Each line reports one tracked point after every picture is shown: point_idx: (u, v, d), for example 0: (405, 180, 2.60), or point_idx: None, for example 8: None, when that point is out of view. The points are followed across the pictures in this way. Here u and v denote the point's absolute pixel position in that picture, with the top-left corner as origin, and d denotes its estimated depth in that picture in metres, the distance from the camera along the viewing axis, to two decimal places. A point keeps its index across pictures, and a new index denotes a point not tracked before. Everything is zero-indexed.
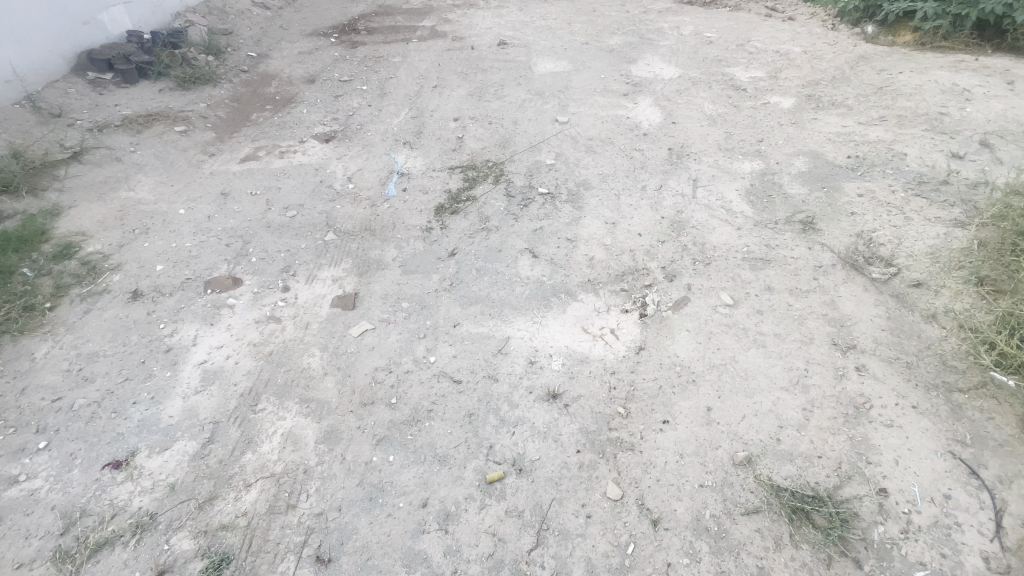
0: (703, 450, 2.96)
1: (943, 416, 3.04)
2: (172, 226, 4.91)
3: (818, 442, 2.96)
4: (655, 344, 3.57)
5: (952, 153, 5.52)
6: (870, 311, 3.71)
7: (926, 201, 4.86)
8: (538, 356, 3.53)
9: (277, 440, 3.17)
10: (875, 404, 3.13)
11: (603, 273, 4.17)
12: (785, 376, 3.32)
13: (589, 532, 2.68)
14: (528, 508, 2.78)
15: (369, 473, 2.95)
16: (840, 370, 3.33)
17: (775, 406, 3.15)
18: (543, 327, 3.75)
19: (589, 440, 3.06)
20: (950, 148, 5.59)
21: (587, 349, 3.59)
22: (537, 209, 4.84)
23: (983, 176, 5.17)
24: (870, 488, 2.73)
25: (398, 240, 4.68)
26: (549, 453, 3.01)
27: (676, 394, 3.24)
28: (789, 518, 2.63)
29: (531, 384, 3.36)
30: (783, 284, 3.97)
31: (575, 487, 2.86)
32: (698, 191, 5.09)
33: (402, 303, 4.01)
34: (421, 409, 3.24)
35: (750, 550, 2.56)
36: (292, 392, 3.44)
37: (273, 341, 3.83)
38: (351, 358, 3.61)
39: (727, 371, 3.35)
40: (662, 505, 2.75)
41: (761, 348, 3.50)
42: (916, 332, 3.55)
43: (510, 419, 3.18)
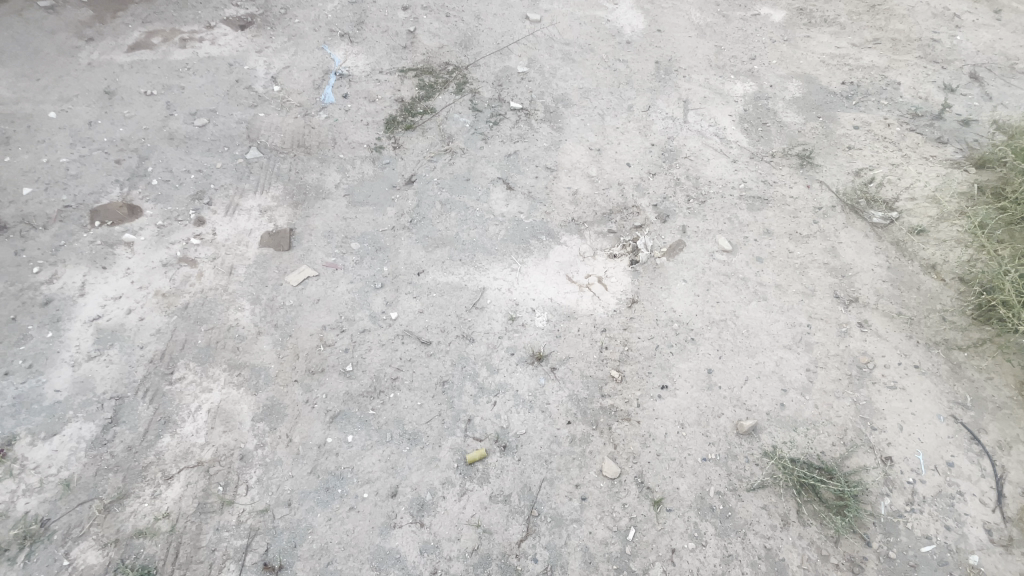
0: (706, 418, 2.67)
1: (943, 376, 2.93)
2: (38, 135, 3.78)
3: (822, 407, 2.75)
4: (649, 296, 3.17)
5: (944, 85, 5.19)
6: (871, 260, 3.47)
7: (921, 138, 4.60)
8: (519, 312, 3.04)
9: (202, 419, 2.58)
10: (878, 364, 2.94)
11: (588, 211, 3.63)
12: (788, 333, 3.04)
13: (586, 517, 2.38)
14: (515, 491, 2.43)
15: (323, 458, 2.46)
16: (843, 326, 3.09)
17: (778, 367, 2.89)
18: (524, 276, 3.23)
19: (580, 409, 2.69)
20: (942, 80, 5.25)
21: (574, 302, 3.14)
22: (510, 128, 4.12)
23: (973, 113, 4.92)
24: (876, 457, 2.59)
25: (341, 161, 3.85)
26: (537, 426, 2.62)
27: (675, 355, 2.89)
28: (797, 494, 2.45)
29: (513, 345, 2.90)
30: (782, 228, 3.62)
31: (567, 466, 2.51)
32: (689, 115, 4.49)
33: (351, 244, 3.31)
34: (383, 377, 2.72)
35: (757, 529, 2.37)
36: (219, 357, 2.79)
37: (188, 290, 3.08)
38: (292, 314, 2.96)
39: (728, 328, 3.02)
40: (664, 483, 2.47)
41: (763, 300, 3.17)
42: (916, 284, 3.38)
43: (490, 387, 2.73)
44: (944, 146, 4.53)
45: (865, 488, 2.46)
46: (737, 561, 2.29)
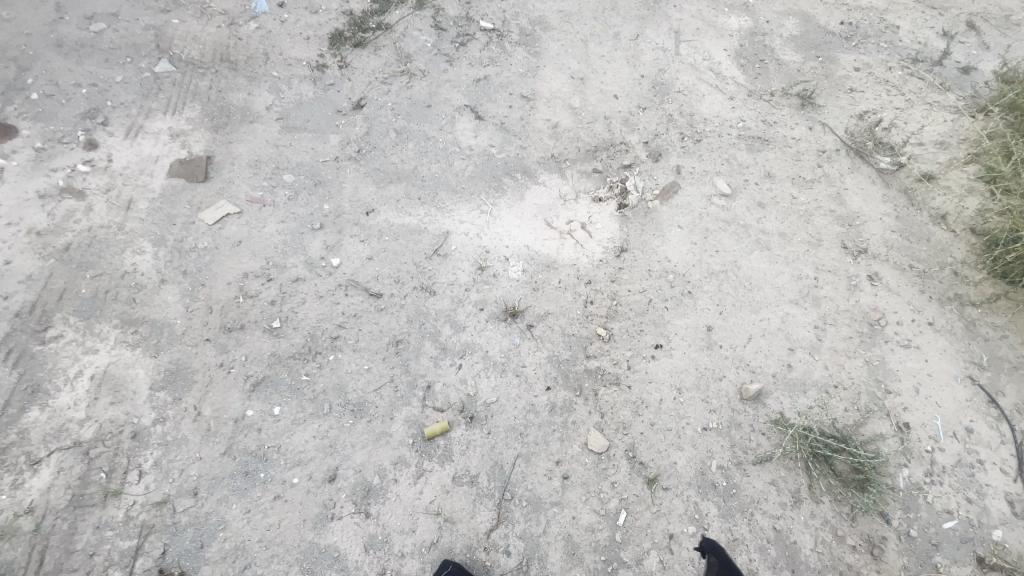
0: (705, 382, 2.30)
1: (958, 333, 2.65)
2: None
3: (833, 368, 2.43)
4: (640, 244, 2.73)
5: (942, 31, 4.75)
6: (879, 209, 3.14)
7: (922, 84, 4.26)
8: (489, 260, 2.55)
9: (83, 388, 2.01)
10: (890, 322, 2.63)
11: (570, 147, 3.13)
12: (794, 287, 2.68)
13: (567, 499, 1.98)
14: (484, 471, 2.00)
15: (242, 436, 1.96)
16: (853, 280, 2.76)
17: (784, 324, 2.54)
18: (495, 219, 2.72)
19: (562, 373, 2.27)
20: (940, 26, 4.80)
21: (555, 251, 2.68)
22: (479, 49, 3.51)
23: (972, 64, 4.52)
24: (891, 425, 2.29)
25: (274, 79, 3.19)
26: (510, 393, 2.19)
27: (670, 311, 2.49)
28: (807, 468, 2.13)
29: (481, 299, 2.42)
30: (784, 171, 3.23)
31: (546, 440, 2.10)
32: (683, 47, 3.97)
33: (283, 176, 2.72)
34: (321, 336, 2.20)
35: (766, 508, 2.04)
36: (109, 311, 2.20)
37: (72, 229, 2.43)
38: (206, 258, 2.38)
39: (730, 280, 2.63)
40: (660, 458, 2.09)
41: (766, 250, 2.80)
42: (925, 235, 3.07)
43: (454, 348, 2.27)
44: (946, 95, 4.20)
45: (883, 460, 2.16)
46: (743, 546, 1.95)
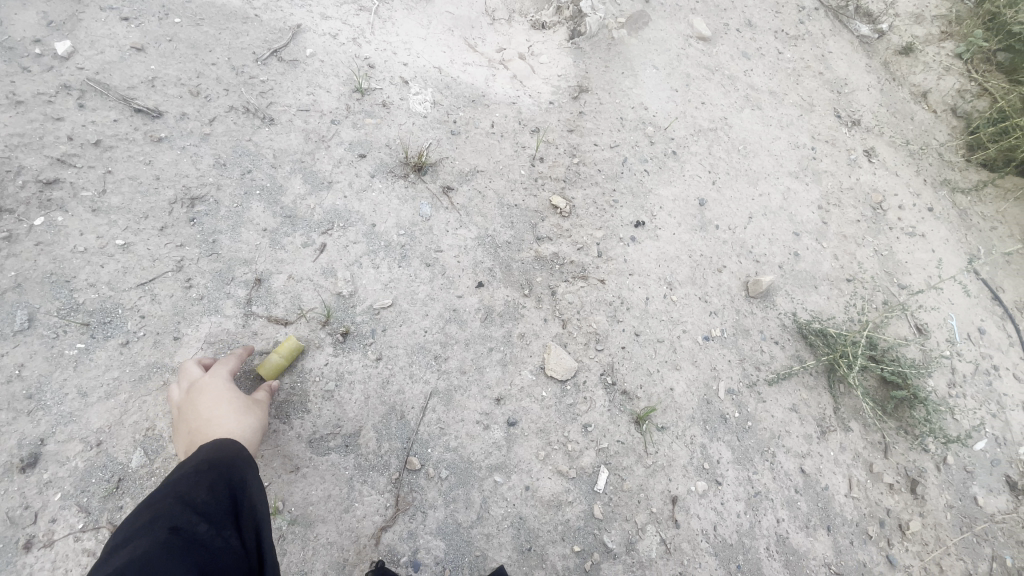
0: (701, 274, 1.59)
1: (955, 223, 2.21)
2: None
3: (843, 258, 1.86)
4: (604, 83, 1.87)
5: None
6: (865, 79, 2.59)
7: None
8: (373, 79, 1.53)
9: None
10: (892, 206, 2.12)
11: None
12: (792, 157, 2.04)
13: (516, 459, 1.18)
14: (368, 426, 1.13)
15: None
16: (851, 154, 2.19)
17: (786, 202, 1.90)
18: (385, 23, 1.68)
19: (498, 260, 1.41)
20: None
21: (481, 80, 1.72)
22: None
23: None
24: (909, 327, 1.79)
25: None
26: (415, 294, 1.29)
27: (651, 176, 1.71)
28: (831, 385, 1.54)
29: (361, 139, 1.43)
30: (766, 23, 2.53)
31: (477, 365, 1.25)
32: None
33: None
34: (13, 179, 1.12)
35: (789, 445, 1.42)
36: None
37: None
38: None
39: (721, 141, 1.91)
40: (651, 385, 1.36)
41: (757, 109, 2.10)
42: (908, 114, 2.57)
43: (310, 219, 1.29)
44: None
45: (924, 368, 1.60)
46: (769, 502, 1.32)
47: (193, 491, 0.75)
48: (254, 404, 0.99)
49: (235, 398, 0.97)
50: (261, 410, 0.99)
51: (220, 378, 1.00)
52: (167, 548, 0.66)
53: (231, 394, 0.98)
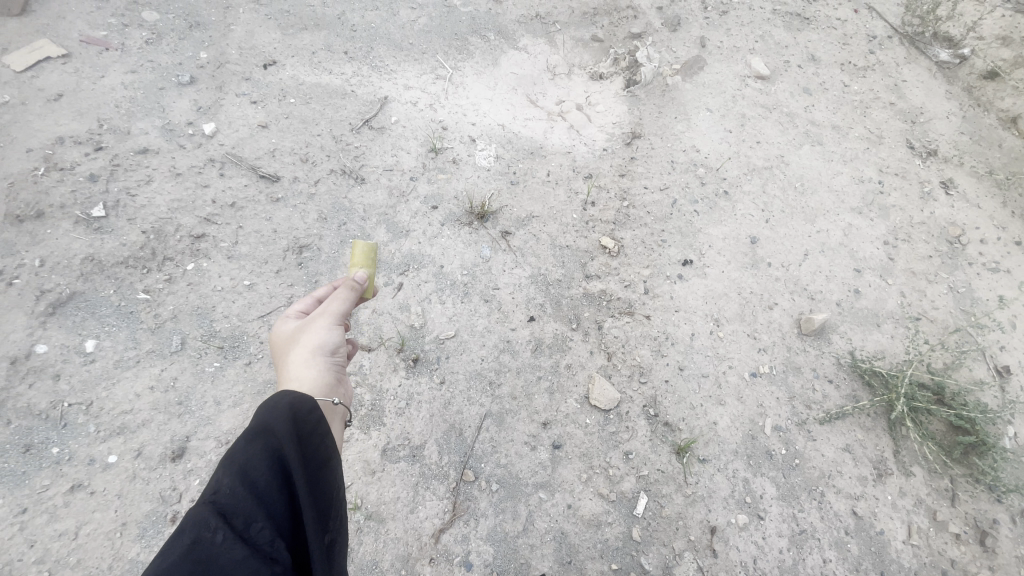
0: (750, 311, 1.64)
1: None
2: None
3: (911, 295, 1.81)
4: (656, 129, 1.99)
5: None
6: (944, 106, 2.51)
7: None
8: (445, 139, 1.78)
9: None
10: (972, 240, 2.02)
11: (562, 9, 2.33)
12: (855, 193, 2.02)
13: (559, 480, 1.31)
14: (432, 442, 1.31)
15: (26, 385, 1.21)
16: (925, 187, 2.12)
17: (846, 238, 1.88)
18: (456, 88, 1.93)
19: (550, 298, 1.56)
20: None
21: (540, 134, 1.91)
22: None
23: None
24: (990, 368, 1.70)
25: None
26: (475, 326, 1.47)
27: (701, 217, 1.78)
28: (893, 426, 1.50)
29: (435, 193, 1.66)
30: (831, 57, 2.52)
31: (525, 392, 1.40)
32: None
33: (140, 16, 1.84)
34: (173, 233, 1.45)
35: (840, 486, 1.41)
36: None
37: None
38: (3, 120, 1.55)
39: (776, 180, 1.94)
40: (692, 417, 1.43)
41: (818, 145, 2.11)
42: (997, 140, 2.46)
43: (389, 260, 1.53)
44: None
45: (997, 414, 1.53)
46: (814, 541, 1.33)
47: (223, 483, 0.70)
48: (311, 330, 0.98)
49: (295, 334, 0.99)
50: (320, 327, 0.99)
51: (285, 325, 1.04)
52: (223, 573, 0.63)
53: (293, 330, 1.01)
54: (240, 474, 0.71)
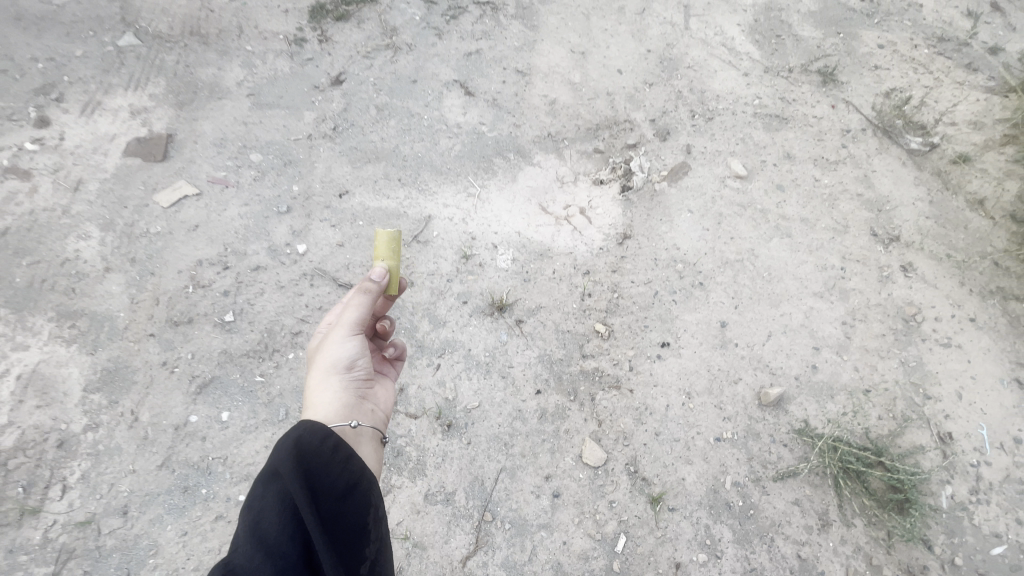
0: (718, 385, 2.02)
1: (1004, 331, 2.37)
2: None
3: (864, 370, 2.13)
4: (644, 230, 2.44)
5: (969, 10, 4.19)
6: (911, 193, 2.83)
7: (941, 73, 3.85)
8: (474, 247, 2.30)
9: (8, 387, 1.77)
10: (927, 318, 2.33)
11: (569, 126, 2.83)
12: (818, 278, 2.38)
13: (558, 521, 1.72)
14: (463, 490, 1.75)
15: (182, 444, 1.72)
16: (885, 271, 2.45)
17: (807, 320, 2.24)
18: (483, 203, 2.47)
19: (554, 375, 2.00)
20: (966, 5, 4.23)
21: (549, 238, 2.39)
22: (472, 23, 3.21)
23: (998, 49, 4.00)
24: (932, 434, 2.00)
25: (247, 56, 2.92)
26: (494, 398, 1.93)
27: (679, 304, 2.20)
28: (838, 483, 1.83)
29: (465, 290, 2.16)
30: (805, 152, 2.91)
31: (534, 451, 1.83)
32: (692, 21, 3.58)
33: (248, 156, 2.46)
34: (279, 330, 1.97)
35: (788, 533, 1.76)
36: (43, 303, 1.96)
37: (14, 213, 2.20)
38: (158, 244, 2.13)
39: (746, 270, 2.34)
40: (665, 474, 1.82)
41: (786, 238, 2.49)
42: (963, 222, 2.78)
43: (431, 346, 2.02)
44: (976, 74, 3.88)
45: (925, 475, 1.87)
46: None
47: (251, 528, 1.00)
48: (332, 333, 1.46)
49: (321, 347, 1.48)
50: (334, 343, 1.45)
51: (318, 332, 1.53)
52: None
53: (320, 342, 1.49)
54: (258, 522, 1.00)
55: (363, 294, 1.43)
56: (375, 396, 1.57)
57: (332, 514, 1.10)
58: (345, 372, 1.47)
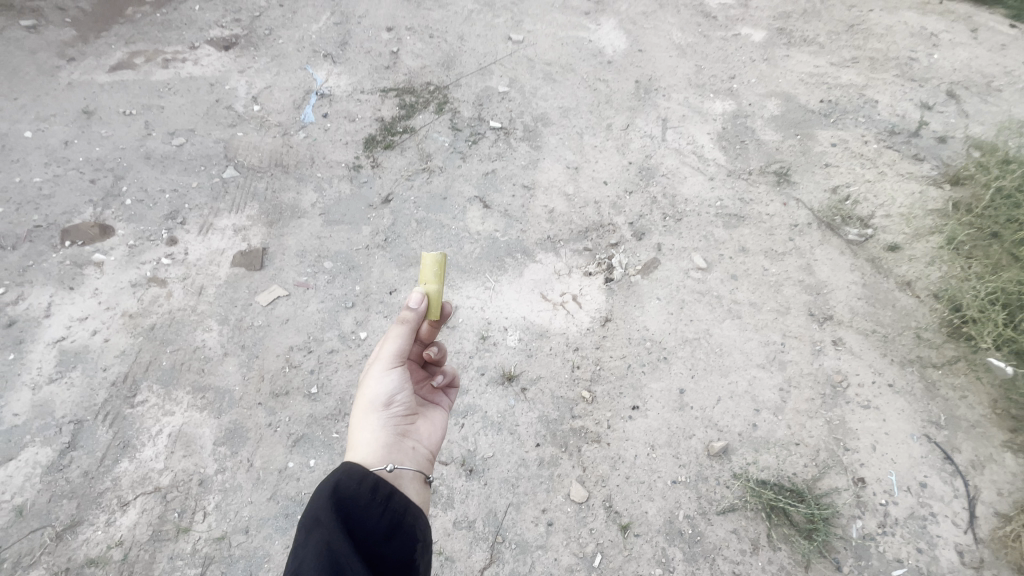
0: (676, 440, 2.64)
1: (918, 394, 2.89)
2: (30, 172, 3.75)
3: (795, 427, 2.72)
4: (622, 314, 3.14)
5: (921, 103, 4.78)
6: (846, 278, 3.42)
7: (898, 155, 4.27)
8: (490, 331, 3.03)
9: (163, 442, 2.53)
10: (852, 383, 2.91)
11: (564, 229, 3.58)
12: (761, 352, 3.01)
13: (551, 543, 2.34)
14: (482, 519, 2.40)
15: (283, 483, 2.42)
16: (817, 345, 3.07)
17: (750, 387, 2.86)
18: (497, 294, 3.22)
19: (550, 431, 2.66)
20: (918, 98, 4.84)
21: (548, 321, 3.10)
22: (488, 146, 4.09)
23: (951, 134, 4.48)
24: (848, 478, 2.55)
25: (317, 180, 3.79)
26: (505, 449, 2.60)
27: (646, 374, 2.87)
28: (767, 517, 2.39)
29: (483, 364, 2.88)
30: (758, 245, 3.58)
31: (534, 490, 2.48)
32: (668, 132, 4.36)
33: (322, 263, 3.29)
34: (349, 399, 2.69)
35: (726, 555, 2.33)
36: (182, 380, 2.74)
37: (157, 311, 3.02)
38: (260, 334, 2.93)
39: (701, 346, 3.00)
40: (633, 508, 2.43)
41: (736, 319, 3.15)
42: (891, 301, 3.30)
43: (458, 409, 2.71)
44: (929, 155, 4.32)
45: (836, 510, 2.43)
46: None
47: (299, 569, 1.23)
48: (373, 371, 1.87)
49: (371, 376, 1.88)
50: (380, 373, 1.86)
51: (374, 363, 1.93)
52: None
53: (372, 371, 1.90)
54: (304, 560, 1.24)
55: (399, 324, 1.82)
56: (416, 427, 1.91)
57: (370, 550, 1.37)
58: (386, 406, 1.84)
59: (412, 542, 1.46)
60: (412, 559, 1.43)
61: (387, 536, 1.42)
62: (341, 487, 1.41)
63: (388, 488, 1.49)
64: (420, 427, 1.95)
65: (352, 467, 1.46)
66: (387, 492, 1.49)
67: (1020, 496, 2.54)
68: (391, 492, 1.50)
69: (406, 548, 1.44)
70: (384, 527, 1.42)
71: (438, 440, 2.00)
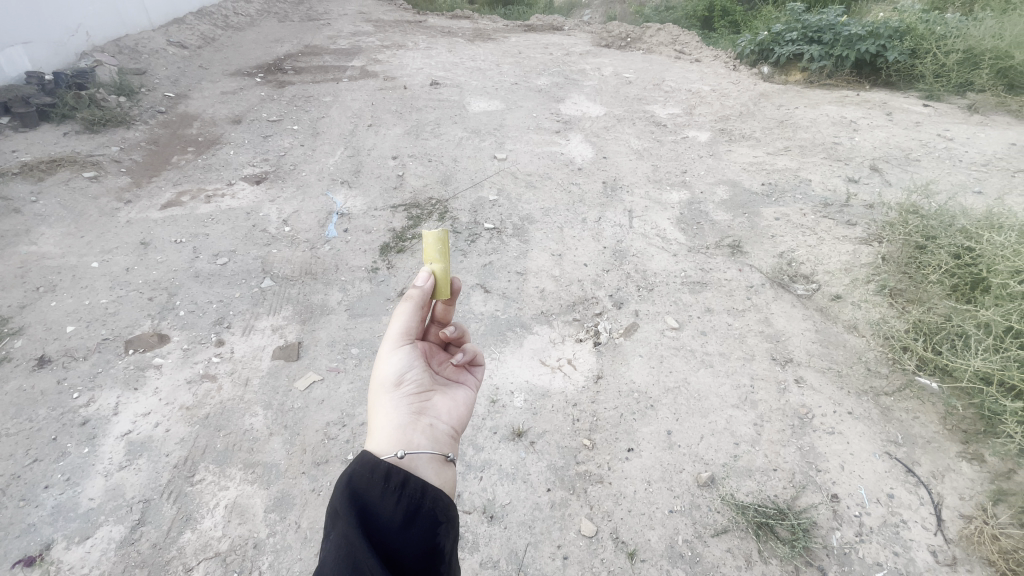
0: (669, 474, 3.02)
1: (876, 418, 3.31)
2: (96, 295, 4.28)
3: (772, 455, 3.11)
4: (611, 371, 3.64)
5: (848, 177, 5.62)
6: (800, 326, 3.96)
7: (834, 221, 4.97)
8: (498, 395, 3.49)
9: (221, 513, 2.89)
10: (816, 414, 3.35)
11: (554, 304, 4.19)
12: (734, 394, 3.47)
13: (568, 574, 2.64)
14: (505, 557, 2.71)
15: None
16: (782, 384, 3.54)
17: (728, 424, 3.28)
18: (501, 364, 3.72)
19: (558, 476, 3.03)
20: (846, 173, 5.70)
21: (547, 382, 3.58)
22: (484, 243, 4.83)
23: (878, 198, 5.24)
24: (823, 495, 2.92)
25: (341, 282, 4.46)
26: (520, 495, 2.96)
27: (637, 420, 3.31)
28: (756, 534, 2.73)
29: (495, 424, 3.31)
30: (722, 305, 4.17)
31: (549, 529, 2.81)
32: (635, 221, 5.15)
33: (350, 351, 3.83)
34: None
35: (724, 571, 2.63)
36: (235, 459, 3.14)
37: (210, 402, 3.48)
38: (300, 414, 3.38)
39: (682, 394, 3.46)
40: (637, 537, 2.76)
41: (709, 368, 3.65)
42: (841, 341, 3.81)
43: (476, 463, 3.10)
44: (860, 215, 5.04)
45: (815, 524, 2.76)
46: None
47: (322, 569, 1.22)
48: (385, 351, 2.02)
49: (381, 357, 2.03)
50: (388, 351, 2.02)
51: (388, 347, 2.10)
52: None
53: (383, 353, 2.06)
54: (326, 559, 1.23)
55: (409, 298, 2.04)
56: (430, 406, 1.97)
57: (390, 539, 1.34)
58: (396, 382, 1.96)
59: (432, 523, 1.44)
60: (434, 540, 1.41)
61: (407, 522, 1.39)
62: (354, 479, 1.36)
63: (401, 475, 1.44)
64: (437, 406, 2.00)
65: (363, 458, 1.41)
66: (400, 480, 1.43)
67: (980, 498, 2.88)
68: (405, 479, 1.45)
69: (429, 531, 1.42)
70: (401, 516, 1.38)
71: (459, 417, 2.04)
